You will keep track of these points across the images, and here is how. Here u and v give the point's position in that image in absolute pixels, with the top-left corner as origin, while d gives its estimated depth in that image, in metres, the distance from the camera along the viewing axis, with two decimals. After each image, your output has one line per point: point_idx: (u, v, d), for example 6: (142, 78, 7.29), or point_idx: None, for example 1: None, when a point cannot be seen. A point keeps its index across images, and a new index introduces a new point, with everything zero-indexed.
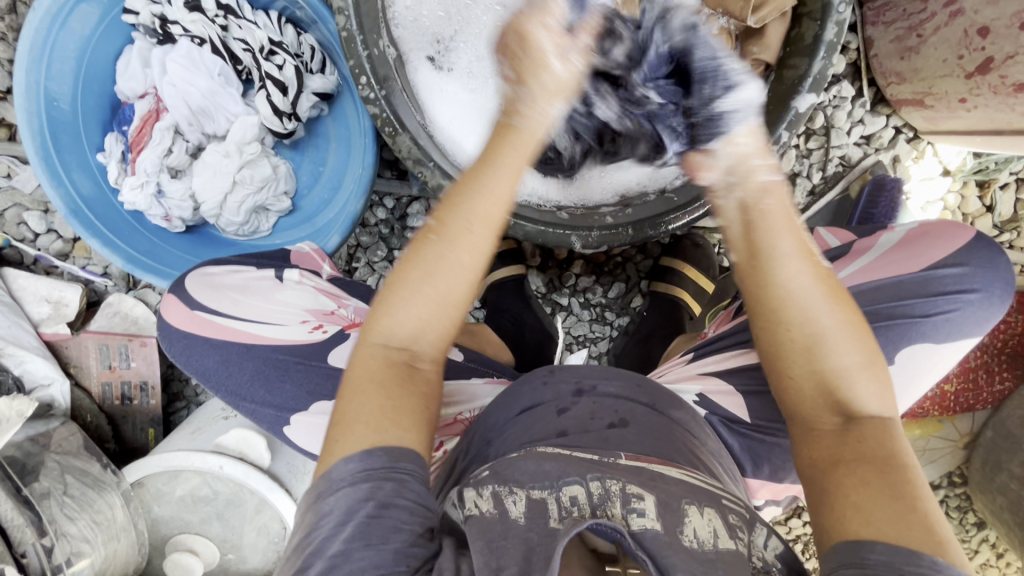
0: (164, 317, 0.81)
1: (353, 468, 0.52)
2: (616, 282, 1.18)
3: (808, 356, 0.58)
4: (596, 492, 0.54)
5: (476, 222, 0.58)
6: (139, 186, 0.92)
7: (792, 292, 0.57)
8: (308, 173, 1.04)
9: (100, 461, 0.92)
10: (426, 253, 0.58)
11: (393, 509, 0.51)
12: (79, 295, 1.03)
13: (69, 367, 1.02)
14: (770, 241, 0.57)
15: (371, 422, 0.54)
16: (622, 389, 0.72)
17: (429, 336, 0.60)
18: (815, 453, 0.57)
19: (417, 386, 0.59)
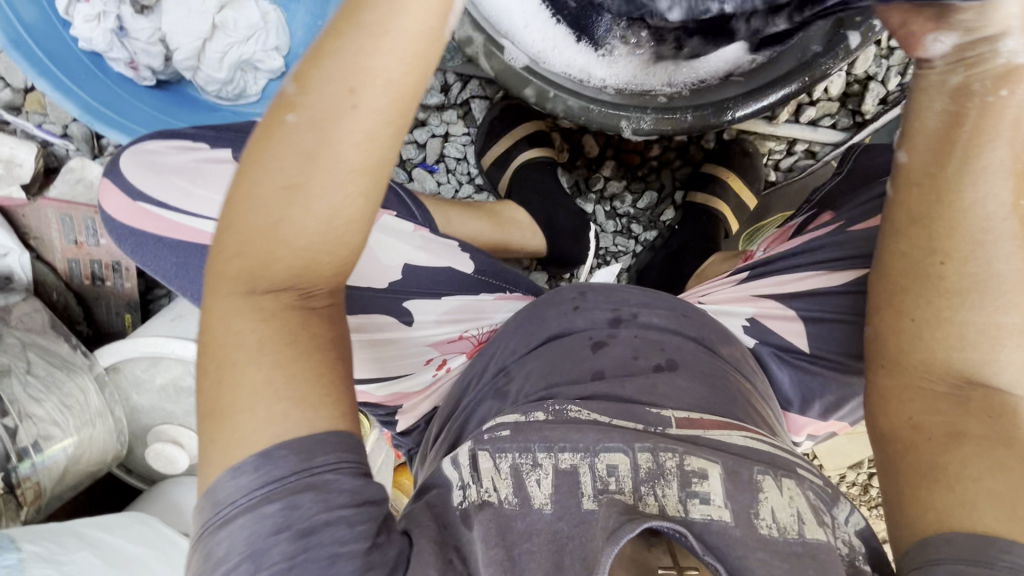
0: (105, 206, 0.71)
1: (246, 485, 0.39)
2: (648, 190, 1.05)
3: (948, 273, 0.46)
4: (645, 466, 0.46)
5: (341, 119, 0.38)
6: (94, 18, 0.75)
7: (987, 206, 0.45)
8: (302, 27, 0.87)
9: (69, 341, 0.83)
10: (282, 147, 0.39)
11: (322, 529, 0.40)
12: (34, 155, 0.89)
13: (28, 238, 0.90)
14: (993, 128, 0.44)
15: (254, 405, 0.40)
16: (669, 321, 0.65)
17: (317, 269, 0.42)
18: (916, 411, 0.47)
19: (310, 336, 0.43)
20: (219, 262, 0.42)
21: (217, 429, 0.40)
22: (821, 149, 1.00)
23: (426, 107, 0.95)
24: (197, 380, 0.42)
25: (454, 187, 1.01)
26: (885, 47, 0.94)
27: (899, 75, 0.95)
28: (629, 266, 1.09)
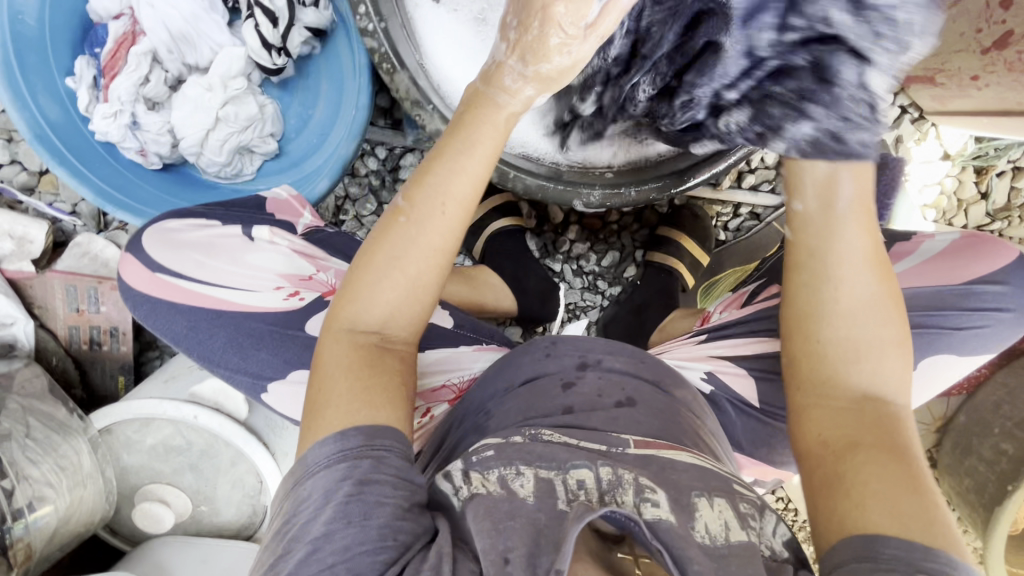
0: (124, 279, 0.74)
1: (328, 451, 0.51)
2: (611, 250, 1.16)
3: (837, 335, 0.59)
4: (606, 478, 0.54)
5: (448, 204, 0.56)
6: (111, 115, 0.85)
7: (848, 281, 0.59)
8: (296, 116, 0.98)
9: (66, 405, 0.87)
10: (394, 235, 0.56)
11: (373, 485, 0.50)
12: (45, 232, 0.96)
13: (33, 307, 0.96)
14: (840, 230, 0.60)
15: (344, 405, 0.53)
16: (629, 365, 0.71)
17: (399, 321, 0.58)
18: (828, 431, 0.56)
19: (386, 366, 0.57)
20: (336, 311, 0.58)
21: (311, 425, 0.53)
22: (762, 210, 1.12)
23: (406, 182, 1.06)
24: (309, 386, 0.56)
25: None
26: None
27: None
28: (597, 319, 1.18)
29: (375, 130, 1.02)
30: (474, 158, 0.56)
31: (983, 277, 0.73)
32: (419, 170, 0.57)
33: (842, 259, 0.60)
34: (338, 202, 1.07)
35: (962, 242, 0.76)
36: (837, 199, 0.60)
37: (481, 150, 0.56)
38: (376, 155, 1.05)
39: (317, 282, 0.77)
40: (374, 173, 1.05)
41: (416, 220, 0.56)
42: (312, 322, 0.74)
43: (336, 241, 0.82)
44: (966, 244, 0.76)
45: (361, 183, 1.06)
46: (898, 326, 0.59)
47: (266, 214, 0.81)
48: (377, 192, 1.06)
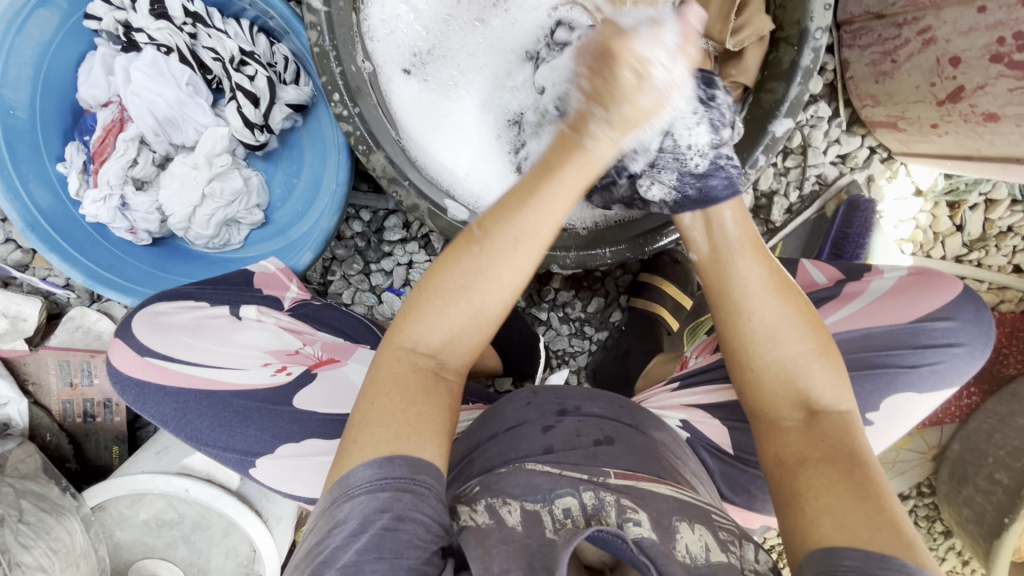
0: (110, 360, 0.76)
1: (371, 475, 0.50)
2: (595, 296, 1.17)
3: (767, 359, 0.59)
4: (590, 504, 0.54)
5: (523, 242, 0.55)
6: (101, 199, 0.87)
7: (756, 310, 0.60)
8: (281, 185, 1.01)
9: (59, 484, 0.88)
10: (466, 264, 0.55)
11: (409, 522, 0.48)
12: (39, 309, 0.99)
13: (27, 384, 0.98)
14: (735, 263, 0.62)
15: (393, 428, 0.52)
16: (607, 411, 0.75)
17: (457, 348, 0.57)
18: (782, 452, 0.57)
19: (441, 392, 0.56)
20: (399, 328, 0.57)
21: (348, 448, 0.52)
22: None
23: (391, 242, 1.08)
24: (354, 402, 0.55)
25: None
26: (780, 167, 1.10)
27: (797, 190, 1.11)
28: (585, 363, 1.20)
29: (358, 195, 1.06)
30: (553, 207, 0.55)
31: (930, 314, 0.74)
32: (505, 197, 0.56)
33: (746, 290, 0.61)
34: (325, 263, 1.10)
35: (907, 280, 0.76)
36: (724, 239, 0.64)
37: (566, 191, 0.55)
38: (360, 218, 1.07)
39: (304, 355, 0.80)
40: (359, 235, 1.08)
41: (493, 254, 0.55)
42: (300, 396, 0.75)
43: (322, 314, 0.86)
44: (911, 281, 0.76)
45: (347, 245, 1.08)
46: (817, 339, 0.60)
47: (254, 290, 0.85)
48: (363, 251, 1.09)
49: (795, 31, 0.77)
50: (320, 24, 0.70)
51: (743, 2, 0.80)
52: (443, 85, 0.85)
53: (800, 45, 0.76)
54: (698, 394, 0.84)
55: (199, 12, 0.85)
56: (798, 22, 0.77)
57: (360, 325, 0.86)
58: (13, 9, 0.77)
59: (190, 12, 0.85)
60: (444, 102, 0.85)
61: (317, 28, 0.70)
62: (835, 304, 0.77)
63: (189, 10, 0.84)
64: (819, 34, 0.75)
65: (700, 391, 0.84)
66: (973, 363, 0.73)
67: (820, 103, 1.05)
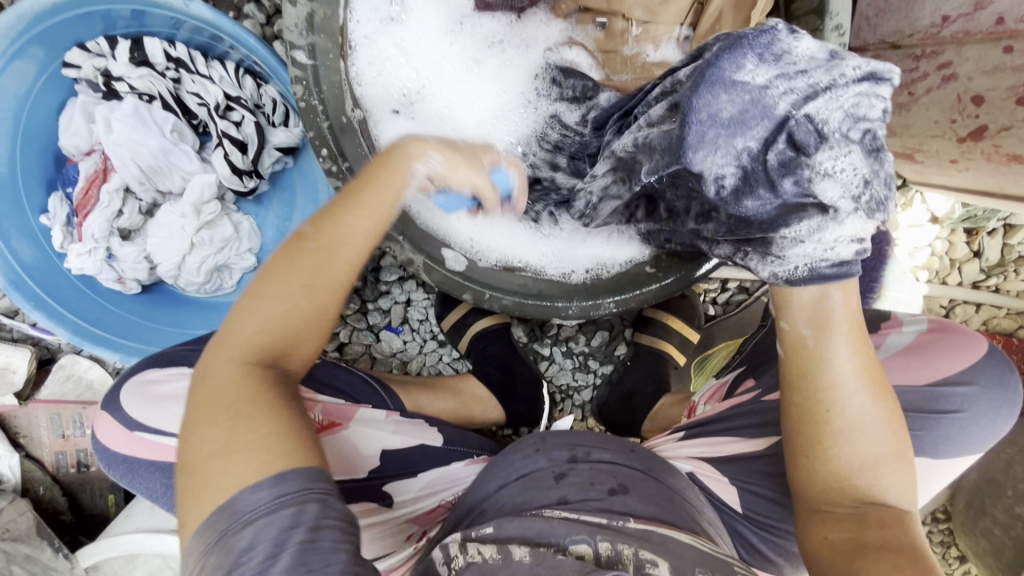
0: (99, 437, 0.70)
1: (263, 497, 0.41)
2: (599, 330, 1.14)
3: (842, 449, 0.56)
4: (605, 554, 0.53)
5: (358, 236, 0.53)
6: (86, 252, 0.85)
7: (842, 404, 0.56)
8: (273, 228, 0.97)
9: (52, 544, 0.86)
10: (299, 261, 0.50)
11: (326, 530, 0.42)
12: (28, 359, 0.96)
13: (18, 437, 0.96)
14: (832, 350, 0.56)
15: (260, 448, 0.43)
16: (618, 457, 0.72)
17: (296, 335, 0.50)
18: (832, 539, 0.55)
19: (292, 399, 0.48)
20: (234, 339, 0.49)
21: (203, 487, 0.43)
22: (750, 283, 1.11)
23: (388, 282, 1.05)
24: (185, 432, 0.46)
25: (420, 343, 1.09)
26: None
27: None
28: (590, 398, 1.16)
29: None
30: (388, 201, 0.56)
31: (946, 378, 0.67)
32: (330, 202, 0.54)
33: (836, 383, 0.56)
34: None
35: (928, 337, 0.69)
36: (830, 323, 0.56)
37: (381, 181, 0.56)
38: None
39: None
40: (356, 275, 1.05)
41: (327, 250, 0.51)
42: None
43: (324, 375, 0.79)
44: (932, 339, 0.69)
45: None
46: (901, 441, 0.57)
47: None
48: (359, 291, 1.06)
49: None
50: (306, 78, 0.67)
51: None
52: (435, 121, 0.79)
53: None
54: (705, 446, 0.80)
55: (182, 57, 0.82)
56: None
57: (363, 384, 0.83)
58: None
59: (173, 57, 0.82)
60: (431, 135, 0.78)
61: (303, 82, 0.67)
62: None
63: (172, 55, 0.81)
64: None
65: (707, 442, 0.80)
66: (987, 433, 0.66)
67: None
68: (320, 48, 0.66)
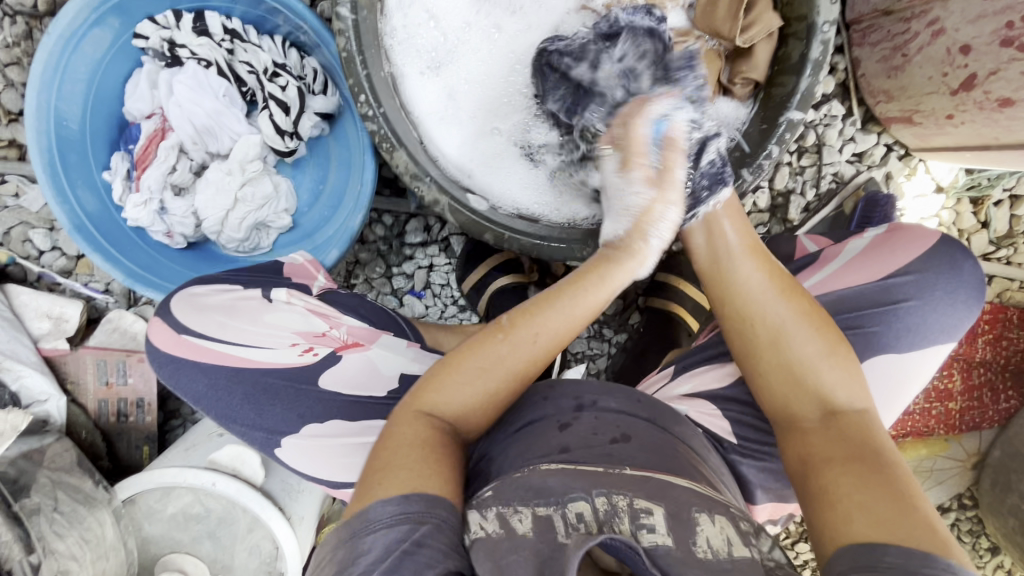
0: (152, 340, 0.76)
1: (393, 510, 0.51)
2: (613, 298, 1.18)
3: (772, 356, 0.63)
4: (602, 509, 0.50)
5: (543, 338, 0.61)
6: (142, 203, 0.93)
7: (761, 313, 0.65)
8: (308, 192, 1.05)
9: (93, 478, 0.92)
10: (488, 350, 0.60)
11: (427, 546, 0.49)
12: (79, 311, 1.03)
13: (66, 383, 1.02)
14: (735, 267, 0.68)
15: (414, 469, 0.54)
16: (623, 406, 0.67)
17: (469, 417, 0.60)
18: (805, 453, 0.58)
19: (448, 451, 0.57)
20: (420, 395, 0.61)
21: (370, 483, 0.54)
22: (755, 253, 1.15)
23: (412, 245, 1.11)
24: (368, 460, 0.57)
25: (440, 308, 1.14)
26: (796, 166, 1.10)
27: (813, 188, 1.10)
28: (605, 366, 1.19)
29: (380, 200, 1.08)
30: (582, 305, 0.62)
31: (900, 269, 0.72)
32: (539, 294, 0.63)
33: (746, 293, 0.66)
34: (348, 266, 1.12)
35: (884, 236, 0.76)
36: (740, 279, 0.67)
37: (580, 307, 0.62)
38: (383, 222, 1.10)
39: (330, 338, 0.78)
40: (381, 239, 1.11)
41: (512, 340, 0.60)
42: (325, 375, 0.74)
43: (349, 303, 0.83)
44: (887, 238, 0.76)
45: (370, 249, 1.11)
46: (829, 339, 0.62)
47: (284, 278, 0.84)
48: (385, 255, 1.12)
49: (803, 27, 0.80)
50: (347, 30, 0.75)
51: (751, 2, 0.84)
52: (452, 92, 0.89)
53: (808, 39, 0.78)
54: (693, 381, 0.80)
55: (236, 30, 0.92)
56: (805, 17, 0.79)
57: (390, 320, 0.85)
58: (71, 29, 0.84)
59: (229, 30, 0.92)
60: (448, 99, 0.88)
61: (344, 34, 0.75)
62: (812, 267, 0.77)
63: (229, 28, 0.92)
64: (828, 27, 0.76)
65: (694, 377, 0.80)
66: (950, 318, 0.71)
67: (833, 102, 1.06)
68: (361, 6, 0.75)
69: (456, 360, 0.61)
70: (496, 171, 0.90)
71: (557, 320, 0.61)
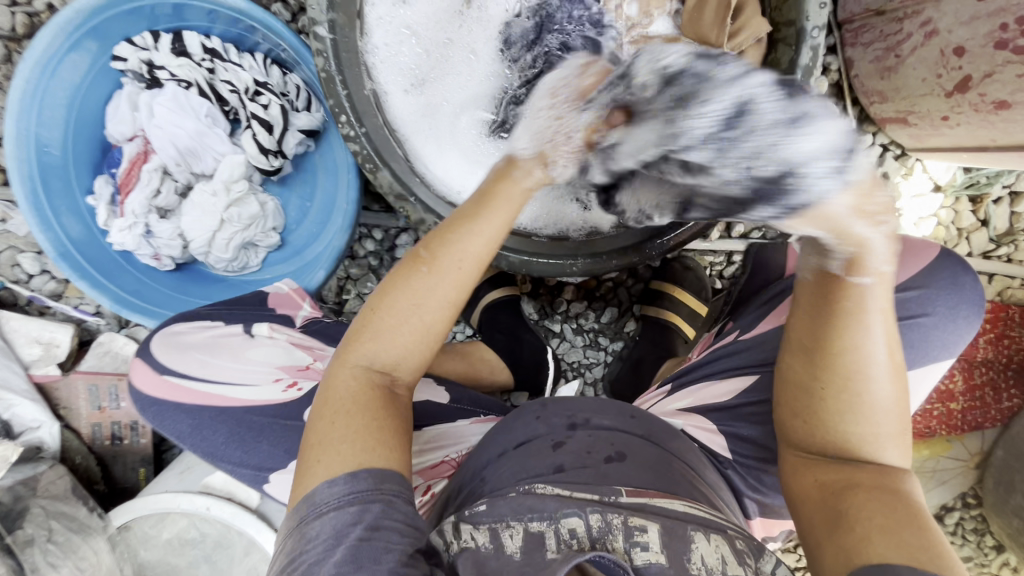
0: (133, 382, 0.76)
1: (338, 491, 0.49)
2: (608, 307, 1.16)
3: (844, 411, 0.54)
4: (596, 525, 0.49)
5: (464, 264, 0.57)
6: (127, 227, 0.93)
7: (864, 378, 0.52)
8: (296, 209, 1.04)
9: (87, 504, 0.92)
10: (414, 284, 0.56)
11: (382, 531, 0.48)
12: (69, 336, 1.03)
13: (59, 408, 1.02)
14: (866, 324, 0.51)
15: (354, 443, 0.52)
16: (617, 422, 0.65)
17: (409, 364, 0.58)
18: (819, 478, 0.55)
19: (392, 409, 0.56)
20: (348, 348, 0.57)
21: (311, 465, 0.52)
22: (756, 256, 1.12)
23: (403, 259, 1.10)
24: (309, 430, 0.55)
25: None
26: None
27: None
28: (602, 375, 1.18)
29: (369, 214, 1.08)
30: (490, 225, 0.58)
31: (902, 284, 0.71)
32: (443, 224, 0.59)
33: (859, 349, 0.52)
34: (340, 283, 1.11)
35: None
36: (860, 325, 0.51)
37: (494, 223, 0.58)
38: (373, 237, 1.09)
39: (313, 370, 0.76)
40: (372, 254, 1.10)
41: (437, 272, 0.56)
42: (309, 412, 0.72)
43: (331, 329, 0.83)
44: None
45: (360, 264, 1.10)
46: (900, 414, 0.55)
47: (268, 310, 0.84)
48: (377, 270, 1.11)
49: (792, 31, 0.77)
50: (326, 51, 0.73)
51: (739, 7, 0.82)
52: (436, 108, 0.87)
53: (798, 44, 0.76)
54: (691, 397, 0.79)
55: (216, 49, 0.91)
56: (795, 22, 0.77)
57: None
58: (47, 54, 0.83)
59: (209, 49, 0.91)
60: (433, 117, 0.87)
61: (323, 54, 0.73)
62: None
63: (208, 47, 0.90)
64: (817, 32, 0.75)
65: (694, 393, 0.79)
66: (952, 334, 0.69)
67: None
68: (339, 24, 0.73)
69: (375, 314, 0.57)
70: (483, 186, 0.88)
71: (467, 253, 0.57)
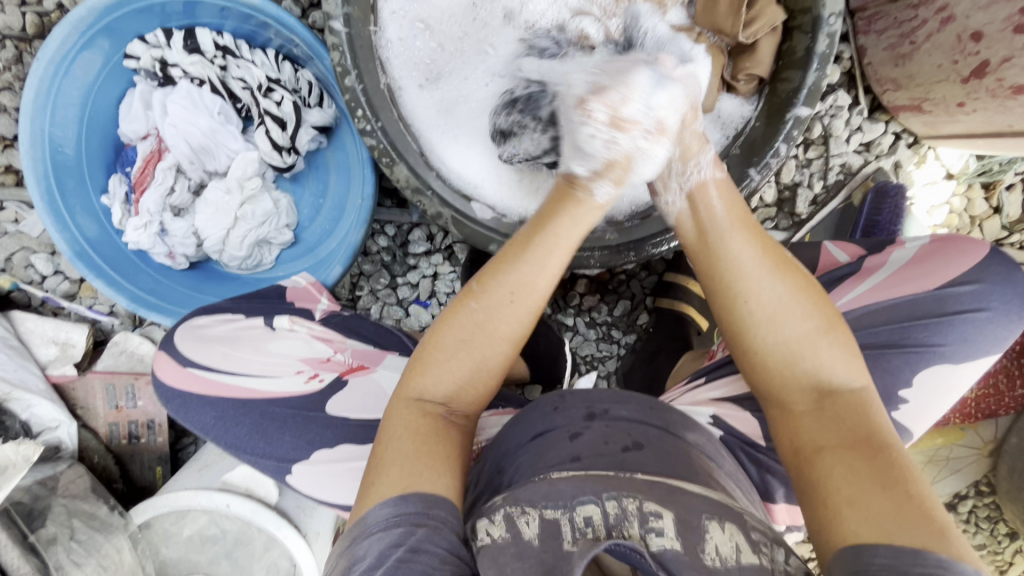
0: (156, 375, 0.76)
1: (387, 512, 0.49)
2: (621, 299, 1.16)
3: (767, 337, 0.55)
4: (612, 512, 0.48)
5: (521, 294, 0.57)
6: (142, 226, 0.92)
7: (752, 294, 0.55)
8: (309, 206, 1.04)
9: (107, 503, 0.92)
10: (466, 318, 0.57)
11: (422, 554, 0.47)
12: (85, 335, 1.04)
13: (76, 408, 1.02)
14: (724, 243, 0.58)
15: (405, 466, 0.52)
16: (635, 414, 0.64)
17: (465, 395, 0.58)
18: (795, 438, 0.54)
19: (451, 440, 0.56)
20: (406, 382, 0.58)
21: (367, 489, 0.52)
22: None
23: (416, 255, 1.09)
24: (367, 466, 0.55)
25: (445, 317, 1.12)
26: (802, 159, 1.08)
27: (821, 180, 1.08)
28: (614, 369, 1.18)
29: (382, 211, 1.08)
30: (553, 249, 0.58)
31: (955, 279, 0.71)
32: (504, 248, 0.59)
33: (741, 272, 0.56)
34: (353, 279, 1.11)
35: (932, 246, 0.75)
36: (728, 250, 0.57)
37: (563, 238, 0.59)
38: (385, 233, 1.09)
39: (335, 362, 0.79)
40: (385, 250, 1.10)
41: (490, 304, 0.57)
42: (334, 402, 0.73)
43: (352, 323, 0.85)
44: (935, 247, 0.75)
45: (373, 260, 1.10)
46: (822, 314, 0.55)
47: (287, 303, 0.84)
48: (389, 266, 1.11)
49: (808, 19, 0.77)
50: (342, 44, 0.73)
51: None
52: (449, 102, 0.87)
53: (814, 32, 0.76)
54: (725, 385, 0.79)
55: (228, 45, 0.90)
56: (809, 10, 0.77)
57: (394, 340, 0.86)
58: (61, 52, 0.83)
59: (221, 46, 0.90)
60: (448, 113, 0.87)
61: (339, 48, 0.73)
62: (856, 278, 0.76)
63: (220, 44, 0.90)
64: (833, 19, 0.74)
65: (728, 382, 0.78)
66: (1005, 329, 0.70)
67: (839, 92, 1.03)
68: (354, 18, 0.73)
69: (432, 349, 0.57)
70: (498, 180, 0.88)
71: (525, 291, 0.57)
